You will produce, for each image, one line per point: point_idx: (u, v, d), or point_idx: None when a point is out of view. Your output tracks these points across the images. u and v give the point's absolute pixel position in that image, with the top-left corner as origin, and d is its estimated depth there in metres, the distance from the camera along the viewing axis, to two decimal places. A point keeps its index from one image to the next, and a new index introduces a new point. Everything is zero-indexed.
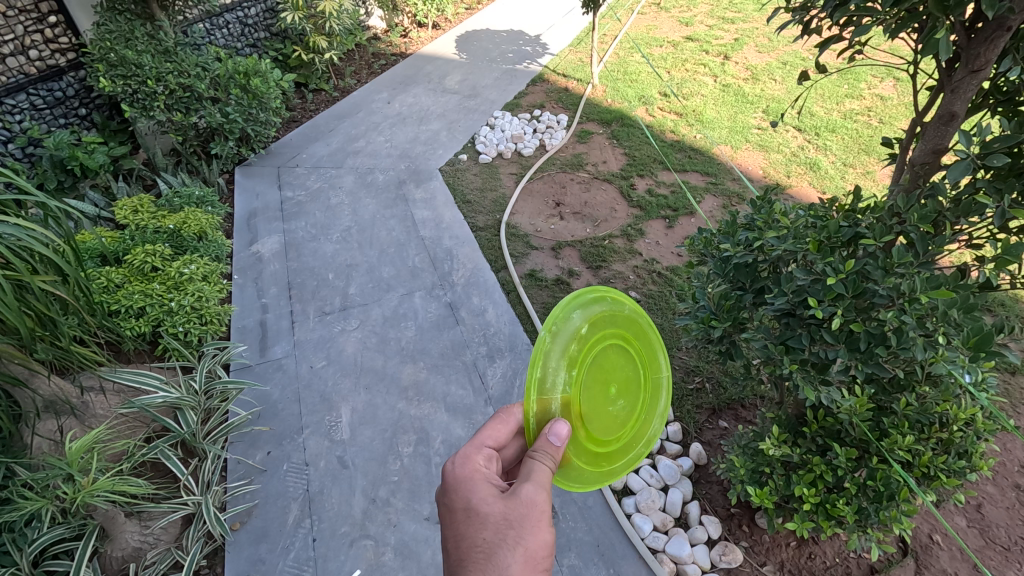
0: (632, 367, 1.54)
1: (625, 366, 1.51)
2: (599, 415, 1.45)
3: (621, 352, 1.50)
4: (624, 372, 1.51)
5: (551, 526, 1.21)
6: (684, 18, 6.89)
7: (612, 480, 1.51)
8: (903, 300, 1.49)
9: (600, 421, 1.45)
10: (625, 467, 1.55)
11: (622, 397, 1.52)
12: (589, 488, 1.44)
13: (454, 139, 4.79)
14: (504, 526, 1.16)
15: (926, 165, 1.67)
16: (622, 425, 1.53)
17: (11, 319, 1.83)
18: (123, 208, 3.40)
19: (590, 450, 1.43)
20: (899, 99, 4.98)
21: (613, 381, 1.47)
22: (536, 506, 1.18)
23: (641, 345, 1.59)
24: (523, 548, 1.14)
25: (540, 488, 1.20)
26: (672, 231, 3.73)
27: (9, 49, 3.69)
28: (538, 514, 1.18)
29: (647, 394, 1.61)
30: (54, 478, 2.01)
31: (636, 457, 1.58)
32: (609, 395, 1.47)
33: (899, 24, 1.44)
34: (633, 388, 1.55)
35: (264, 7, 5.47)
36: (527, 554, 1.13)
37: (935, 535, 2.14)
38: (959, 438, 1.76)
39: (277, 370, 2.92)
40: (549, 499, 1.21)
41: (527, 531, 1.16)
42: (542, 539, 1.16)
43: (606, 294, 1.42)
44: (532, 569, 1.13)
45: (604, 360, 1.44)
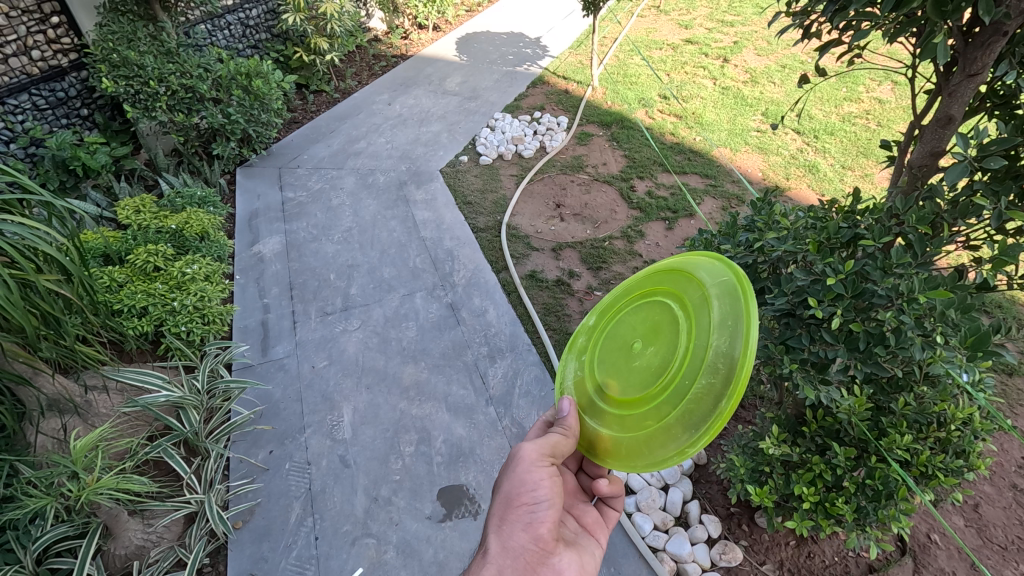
0: (657, 311, 1.39)
1: (647, 318, 1.41)
2: (622, 376, 1.39)
3: (641, 310, 1.45)
4: (648, 324, 1.40)
5: (537, 469, 1.33)
6: (684, 22, 6.92)
7: (669, 430, 1.19)
8: (902, 301, 1.51)
9: (625, 380, 1.37)
10: (687, 408, 1.17)
11: (652, 343, 1.35)
12: (639, 450, 1.26)
13: (454, 140, 4.81)
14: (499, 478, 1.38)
15: (924, 168, 1.69)
16: (662, 366, 1.29)
17: (16, 317, 1.84)
18: (126, 208, 3.41)
19: (617, 412, 1.36)
20: (897, 102, 5.01)
21: (631, 338, 1.42)
22: (518, 455, 1.35)
23: (672, 283, 1.40)
24: (506, 491, 1.33)
25: (526, 441, 1.37)
26: (672, 233, 3.75)
27: (11, 50, 3.71)
28: (520, 461, 1.35)
29: (696, 314, 1.26)
30: (58, 476, 2.02)
31: (701, 389, 1.15)
32: (631, 350, 1.39)
33: (897, 29, 1.46)
34: (667, 328, 1.34)
35: (265, 9, 5.49)
36: (508, 495, 1.32)
37: (933, 535, 2.15)
38: (956, 438, 1.78)
39: (279, 369, 2.93)
40: (532, 447, 1.35)
41: (509, 476, 1.34)
42: (522, 480, 1.32)
43: (621, 284, 1.61)
44: (511, 506, 1.30)
45: (620, 329, 1.48)
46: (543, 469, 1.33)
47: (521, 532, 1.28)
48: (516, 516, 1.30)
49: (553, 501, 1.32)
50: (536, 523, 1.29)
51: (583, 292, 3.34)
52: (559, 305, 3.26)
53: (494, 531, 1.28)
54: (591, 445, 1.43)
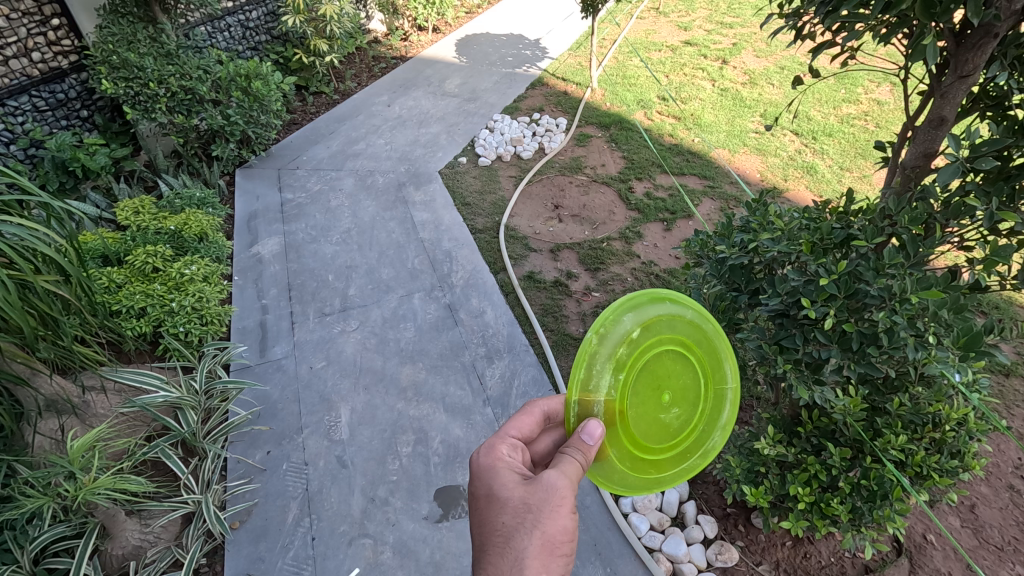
0: (684, 358, 1.34)
1: (678, 359, 1.32)
2: (644, 419, 1.32)
3: (673, 348, 1.31)
4: (678, 379, 1.35)
5: (570, 511, 1.17)
6: (683, 23, 6.93)
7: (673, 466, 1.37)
8: (894, 301, 1.51)
9: (647, 424, 1.31)
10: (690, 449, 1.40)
11: (677, 387, 1.34)
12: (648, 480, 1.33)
13: (453, 141, 4.82)
14: (521, 512, 1.15)
15: (917, 168, 1.70)
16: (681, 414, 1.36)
17: (14, 317, 1.85)
18: (125, 209, 3.43)
19: (634, 450, 1.30)
20: (896, 104, 5.02)
21: (660, 378, 1.31)
22: (552, 491, 1.16)
23: (700, 333, 1.36)
24: (541, 533, 1.13)
25: (556, 475, 1.16)
26: (670, 234, 3.75)
27: (11, 51, 3.72)
28: (552, 497, 1.16)
29: (711, 371, 1.39)
30: (55, 476, 2.03)
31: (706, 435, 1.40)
32: (661, 395, 1.32)
33: (888, 30, 1.47)
34: (687, 375, 1.36)
35: (265, 11, 5.50)
36: (546, 541, 1.13)
37: (929, 535, 2.16)
38: (951, 438, 1.78)
39: (277, 370, 2.93)
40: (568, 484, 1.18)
41: (543, 517, 1.14)
42: (562, 525, 1.15)
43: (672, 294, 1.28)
44: (552, 554, 1.12)
45: (653, 364, 1.29)
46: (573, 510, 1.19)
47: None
48: (550, 566, 1.12)
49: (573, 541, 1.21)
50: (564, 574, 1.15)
51: (581, 292, 3.35)
52: (557, 306, 3.26)
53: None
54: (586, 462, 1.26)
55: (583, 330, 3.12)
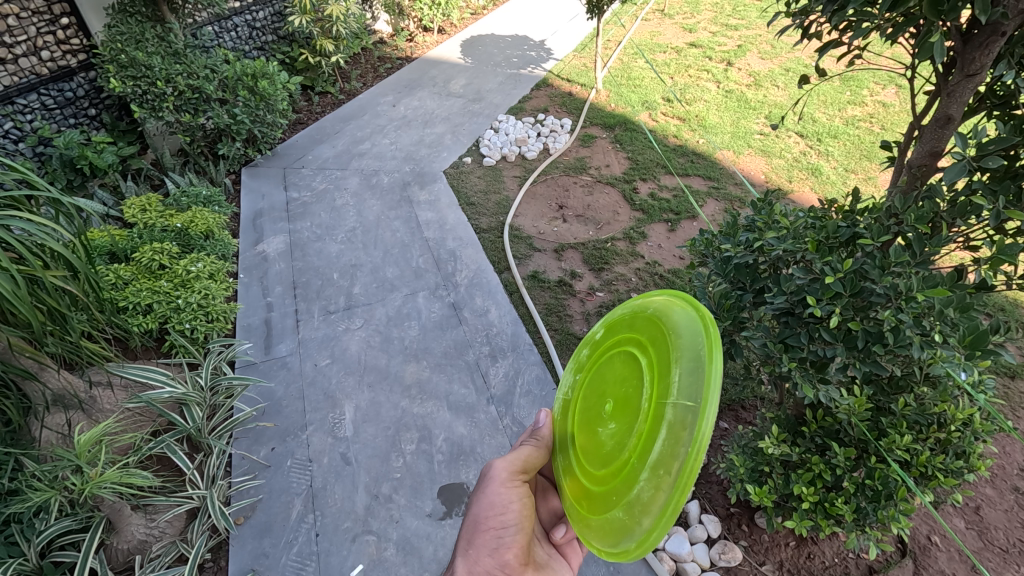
0: (636, 373, 1.33)
1: (629, 374, 1.37)
2: (591, 427, 1.43)
3: (628, 358, 1.40)
4: (625, 380, 1.37)
5: (506, 491, 1.45)
6: (688, 25, 6.94)
7: (599, 514, 1.28)
8: (900, 299, 1.52)
9: (594, 433, 1.41)
10: (615, 507, 1.21)
11: (620, 404, 1.35)
12: (579, 509, 1.38)
13: (458, 141, 4.84)
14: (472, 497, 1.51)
15: (923, 167, 1.70)
16: (610, 445, 1.31)
17: (23, 312, 1.87)
18: (132, 206, 3.45)
19: (580, 463, 1.44)
20: (901, 106, 5.00)
21: (611, 387, 1.42)
22: (490, 476, 1.47)
23: (660, 341, 1.29)
24: (476, 514, 1.46)
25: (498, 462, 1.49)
26: (674, 235, 3.75)
27: (21, 50, 3.75)
28: (490, 482, 1.47)
29: (655, 401, 1.20)
30: (62, 469, 2.05)
31: (630, 494, 1.17)
32: (605, 403, 1.41)
33: (895, 28, 1.48)
34: (632, 397, 1.30)
35: (271, 11, 5.52)
36: (477, 517, 1.45)
37: (934, 536, 2.15)
38: (956, 438, 1.77)
39: (281, 367, 2.95)
40: (503, 469, 1.47)
41: (479, 498, 1.47)
42: (490, 502, 1.45)
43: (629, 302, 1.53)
44: (479, 529, 1.44)
45: (609, 369, 1.46)
46: (511, 493, 1.45)
47: (488, 556, 1.40)
48: (483, 540, 1.42)
49: (519, 525, 1.45)
50: (502, 548, 1.41)
51: (585, 292, 3.35)
52: (561, 306, 3.26)
53: (461, 556, 1.42)
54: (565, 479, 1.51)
55: (587, 329, 3.12)
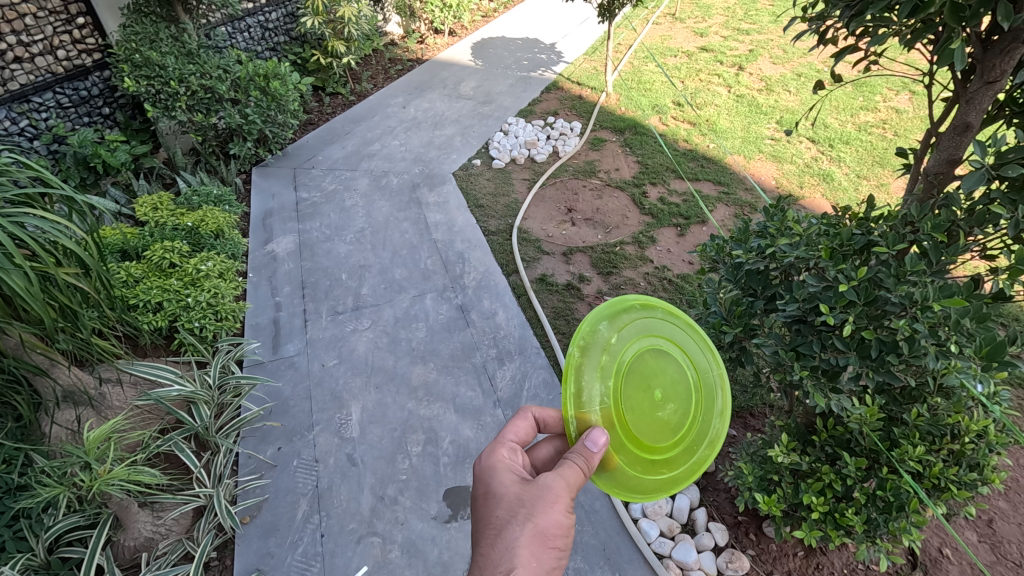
0: (676, 367, 1.42)
1: (670, 370, 1.42)
2: (643, 420, 1.38)
3: (661, 356, 1.42)
4: (666, 375, 1.41)
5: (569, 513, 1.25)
6: (700, 29, 6.91)
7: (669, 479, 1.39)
8: (915, 309, 1.49)
9: (646, 425, 1.38)
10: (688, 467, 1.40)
11: (673, 400, 1.40)
12: (637, 485, 1.38)
13: (467, 143, 4.84)
14: (519, 506, 1.22)
15: (941, 175, 1.68)
16: (673, 428, 1.41)
17: (35, 308, 1.88)
18: (144, 205, 3.48)
19: (633, 451, 1.38)
20: (915, 112, 4.96)
21: (657, 384, 1.40)
22: (554, 490, 1.23)
23: (688, 343, 1.45)
24: (536, 525, 1.19)
25: (561, 478, 1.25)
26: (684, 239, 3.74)
27: (37, 49, 3.80)
28: (554, 499, 1.23)
29: (706, 391, 1.43)
30: (71, 466, 2.06)
31: (702, 457, 1.41)
32: (654, 400, 1.39)
33: (914, 35, 1.46)
34: (685, 391, 1.42)
35: (284, 12, 5.56)
36: (538, 531, 1.18)
37: (945, 549, 2.12)
38: (970, 450, 1.74)
39: (289, 367, 2.95)
40: (570, 488, 1.24)
41: (544, 513, 1.21)
42: (557, 521, 1.21)
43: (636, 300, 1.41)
44: (545, 547, 1.18)
45: (641, 366, 1.40)
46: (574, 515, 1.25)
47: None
48: (544, 558, 1.17)
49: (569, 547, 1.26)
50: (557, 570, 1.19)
51: (594, 296, 3.34)
52: (569, 309, 3.25)
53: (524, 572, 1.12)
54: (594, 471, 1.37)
55: None
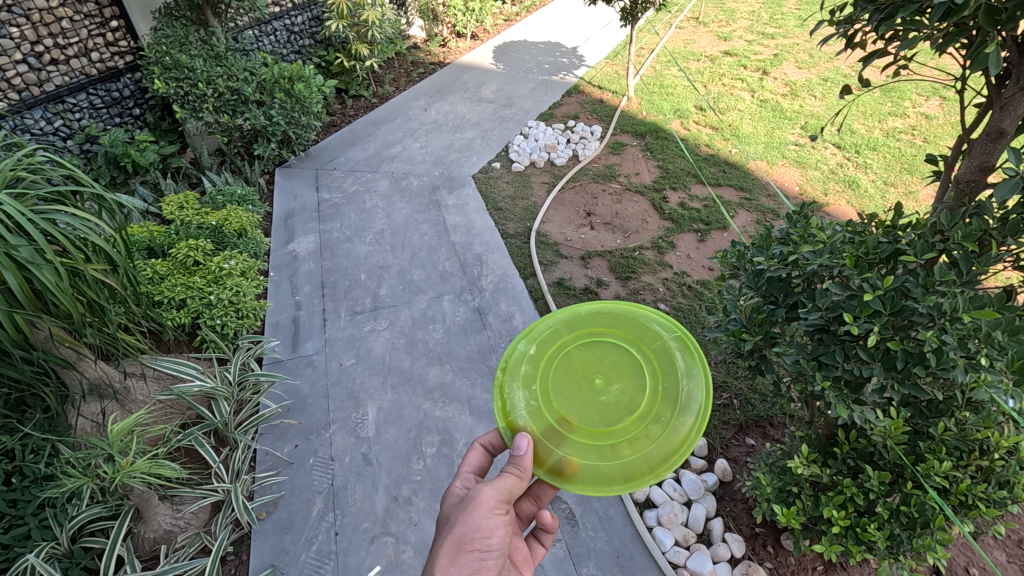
0: (616, 353, 1.58)
1: (607, 357, 1.58)
2: (588, 407, 1.52)
3: (595, 346, 1.60)
4: (605, 361, 1.58)
5: (494, 516, 1.37)
6: (723, 33, 6.84)
7: (644, 458, 1.44)
8: (944, 320, 1.46)
9: (593, 411, 1.51)
10: (665, 439, 1.45)
11: (617, 382, 1.54)
12: (610, 474, 1.44)
13: (488, 146, 4.86)
14: (450, 520, 1.39)
15: (972, 183, 1.64)
16: (629, 408, 1.50)
17: (64, 303, 1.96)
18: (171, 204, 3.56)
19: (591, 441, 1.47)
20: (945, 118, 4.83)
21: (590, 372, 1.56)
22: (476, 500, 1.37)
23: (623, 327, 1.62)
24: (458, 533, 1.33)
25: (485, 485, 1.40)
26: (704, 245, 3.69)
27: (72, 51, 3.91)
28: (477, 505, 1.36)
29: (660, 363, 1.54)
30: (96, 457, 2.11)
31: (676, 425, 1.45)
32: (593, 387, 1.53)
33: (947, 38, 1.42)
34: (629, 370, 1.55)
35: (309, 16, 5.65)
36: (461, 538, 1.32)
37: (972, 569, 2.05)
38: (1000, 467, 1.68)
39: (307, 365, 2.99)
40: (491, 493, 1.37)
41: (463, 519, 1.35)
42: (477, 525, 1.34)
43: (554, 314, 1.68)
44: (462, 550, 1.30)
45: (572, 363, 1.58)
46: (499, 517, 1.36)
47: None
48: (465, 561, 1.30)
49: (501, 551, 1.34)
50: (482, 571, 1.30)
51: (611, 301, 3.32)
52: None
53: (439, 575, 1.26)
54: (550, 472, 1.48)
55: None
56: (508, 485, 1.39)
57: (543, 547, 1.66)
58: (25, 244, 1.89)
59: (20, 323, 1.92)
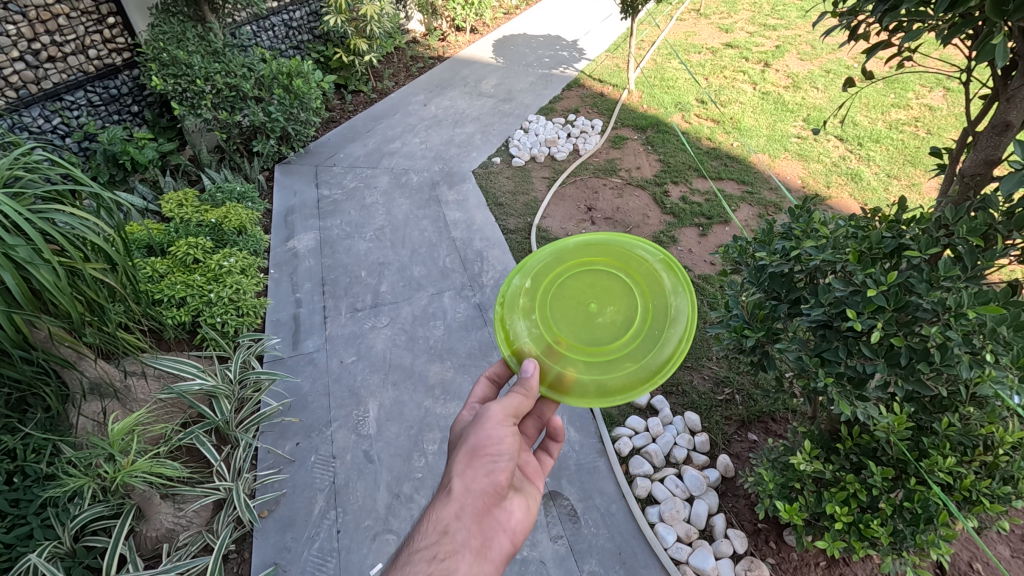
0: (607, 278, 1.60)
1: (598, 282, 1.60)
2: (585, 330, 1.55)
3: (587, 274, 1.61)
4: (597, 287, 1.59)
5: (503, 426, 1.40)
6: (725, 25, 6.79)
7: (643, 369, 1.49)
8: (948, 316, 1.44)
9: (590, 335, 1.55)
10: (661, 351, 1.49)
11: (611, 303, 1.57)
12: (613, 390, 1.50)
13: (488, 141, 4.83)
14: (462, 434, 1.42)
15: (978, 176, 1.61)
16: (625, 327, 1.53)
17: (63, 303, 1.95)
18: (170, 202, 3.55)
19: (591, 359, 1.52)
20: (949, 110, 4.79)
21: (585, 298, 1.58)
22: (485, 413, 1.41)
23: (610, 252, 1.62)
24: (470, 444, 1.37)
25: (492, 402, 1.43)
26: (705, 240, 3.68)
27: (69, 49, 3.89)
28: (487, 418, 1.40)
29: (649, 285, 1.56)
30: (96, 457, 2.11)
31: (670, 339, 1.49)
32: (590, 311, 1.56)
33: (952, 29, 1.40)
34: (621, 293, 1.57)
35: (307, 11, 5.62)
36: (474, 446, 1.36)
37: (976, 563, 2.05)
38: (1005, 462, 1.66)
39: (308, 363, 2.99)
40: (499, 408, 1.42)
41: (475, 431, 1.38)
42: (487, 436, 1.37)
43: (543, 246, 1.66)
44: (474, 458, 1.34)
45: (566, 291, 1.60)
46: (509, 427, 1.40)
47: (483, 483, 1.32)
48: (479, 466, 1.33)
49: (513, 456, 1.39)
50: (497, 472, 1.34)
51: None
52: None
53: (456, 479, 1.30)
54: (554, 390, 1.53)
55: None
56: (515, 403, 1.43)
57: (552, 458, 1.69)
58: (22, 244, 1.88)
59: (19, 323, 1.91)
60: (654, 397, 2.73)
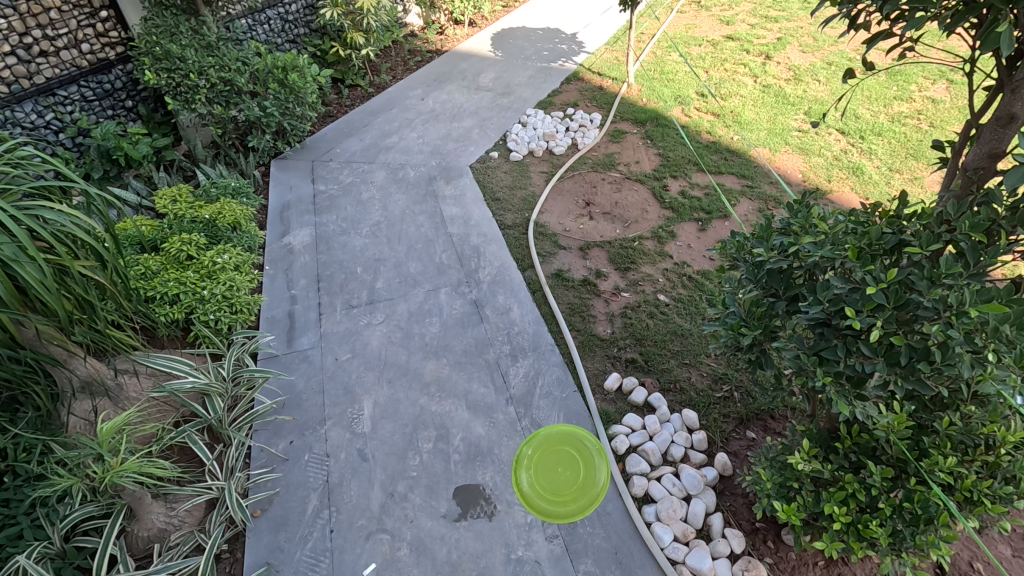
0: (570, 452, 2.52)
1: (565, 456, 2.50)
2: (557, 481, 2.42)
3: (558, 452, 2.51)
4: (565, 458, 2.49)
5: None
6: (725, 17, 6.72)
7: (591, 503, 2.34)
8: (950, 314, 1.41)
9: (560, 485, 2.40)
10: (597, 492, 2.37)
11: (571, 469, 2.45)
12: (576, 513, 2.31)
13: (486, 136, 4.79)
14: None
15: (980, 170, 1.57)
16: (580, 475, 2.43)
17: (50, 301, 1.93)
18: (164, 197, 3.52)
19: (561, 498, 2.36)
20: (952, 102, 4.74)
21: (558, 465, 2.47)
22: None
23: (572, 440, 2.56)
24: None
25: None
26: (705, 235, 3.64)
27: (62, 43, 3.85)
28: None
29: (593, 463, 2.48)
30: (86, 456, 2.08)
31: (603, 491, 2.38)
32: (560, 471, 2.45)
33: (955, 17, 1.36)
34: (578, 465, 2.47)
35: (303, 4, 5.55)
36: None
37: (977, 563, 2.02)
38: (1007, 462, 1.63)
39: (303, 360, 2.96)
40: None
41: None
42: None
43: (534, 431, 2.59)
44: None
45: (546, 462, 2.48)
46: None
47: None
48: None
49: None
50: None
51: (610, 292, 3.27)
52: (585, 306, 3.19)
53: None
54: (537, 509, 2.32)
55: (610, 330, 3.05)
56: None
57: None
58: (7, 241, 1.85)
59: (6, 322, 1.89)
60: (651, 395, 2.70)
